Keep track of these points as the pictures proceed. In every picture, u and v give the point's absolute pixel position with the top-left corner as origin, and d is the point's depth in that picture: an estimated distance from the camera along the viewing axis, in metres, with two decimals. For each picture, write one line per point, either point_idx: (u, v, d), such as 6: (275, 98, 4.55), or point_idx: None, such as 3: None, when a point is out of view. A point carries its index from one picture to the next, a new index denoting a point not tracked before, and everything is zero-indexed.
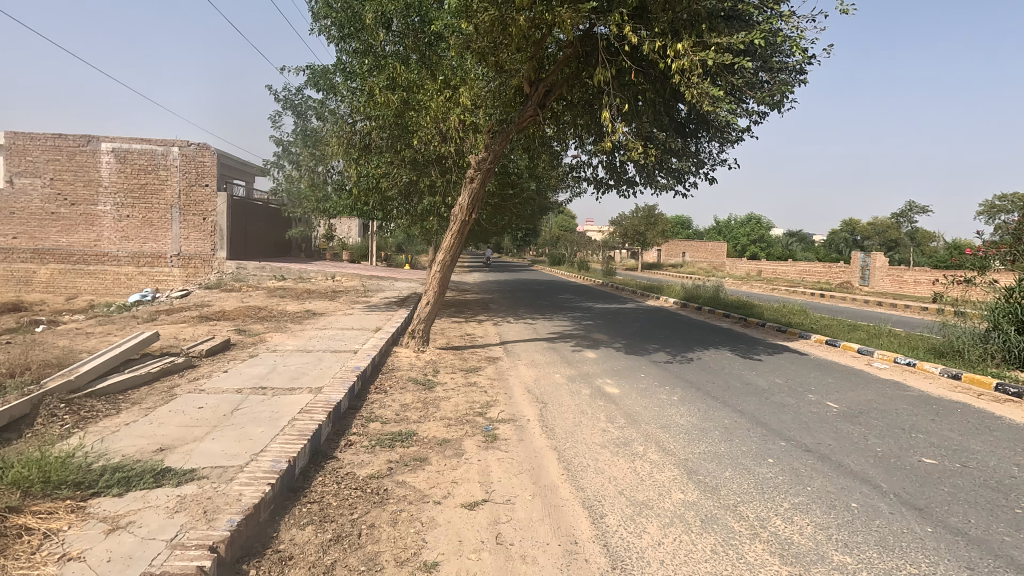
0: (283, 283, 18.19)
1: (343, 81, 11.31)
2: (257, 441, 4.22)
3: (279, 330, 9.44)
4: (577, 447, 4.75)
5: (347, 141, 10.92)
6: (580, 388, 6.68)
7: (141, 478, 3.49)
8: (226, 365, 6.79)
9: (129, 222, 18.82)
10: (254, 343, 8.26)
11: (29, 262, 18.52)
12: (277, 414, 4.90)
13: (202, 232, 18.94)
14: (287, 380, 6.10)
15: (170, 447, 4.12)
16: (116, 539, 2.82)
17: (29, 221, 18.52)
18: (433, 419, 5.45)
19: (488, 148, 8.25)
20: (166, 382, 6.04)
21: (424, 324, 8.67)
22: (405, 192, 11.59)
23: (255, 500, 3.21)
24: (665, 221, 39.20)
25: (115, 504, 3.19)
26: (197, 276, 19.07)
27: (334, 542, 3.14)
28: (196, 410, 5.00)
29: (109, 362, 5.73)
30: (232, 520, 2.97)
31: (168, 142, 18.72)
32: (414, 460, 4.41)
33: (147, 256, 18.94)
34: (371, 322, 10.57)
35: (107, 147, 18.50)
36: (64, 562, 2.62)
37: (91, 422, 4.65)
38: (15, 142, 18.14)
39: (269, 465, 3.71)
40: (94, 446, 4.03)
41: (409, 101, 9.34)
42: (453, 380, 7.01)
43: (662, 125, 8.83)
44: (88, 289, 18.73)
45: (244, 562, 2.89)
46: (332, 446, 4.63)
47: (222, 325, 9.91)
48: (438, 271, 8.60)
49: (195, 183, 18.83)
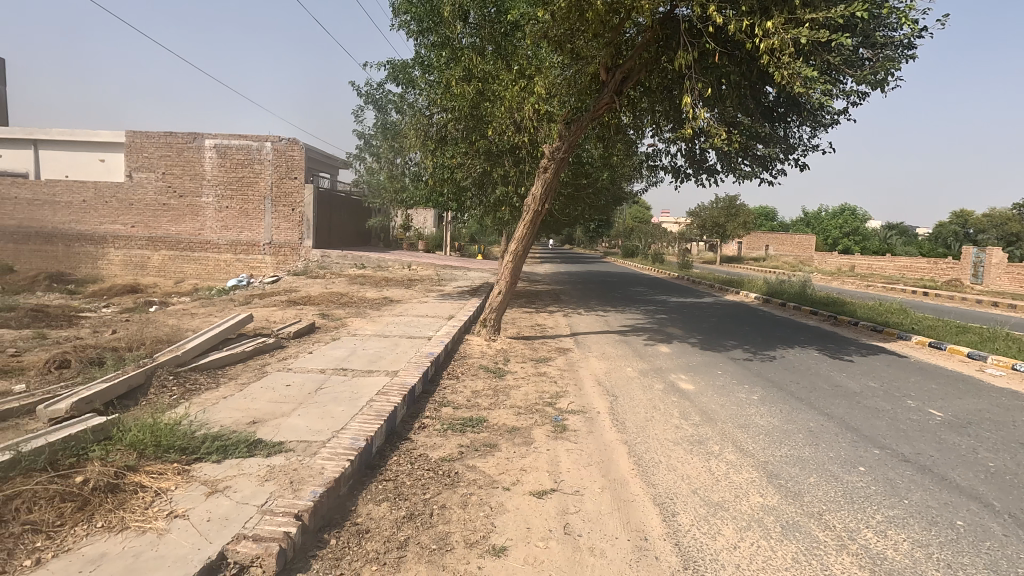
0: (363, 270, 19.08)
1: (421, 74, 11.61)
2: (338, 419, 4.45)
3: (359, 315, 9.94)
4: (649, 442, 4.63)
5: (425, 133, 11.09)
6: (652, 383, 6.51)
7: (236, 447, 3.79)
8: (311, 347, 7.22)
9: (227, 213, 20.35)
10: (335, 327, 8.71)
11: (145, 248, 20.49)
12: (356, 395, 5.15)
13: (291, 222, 20.23)
14: (365, 363, 6.38)
15: (262, 420, 4.43)
16: (214, 501, 3.07)
17: (146, 212, 20.44)
18: (503, 406, 5.51)
19: (563, 137, 8.17)
20: (259, 360, 6.50)
21: (496, 313, 8.71)
22: (478, 183, 11.67)
23: (336, 474, 3.41)
24: (748, 212, 37.30)
25: (214, 470, 3.47)
26: (286, 264, 20.35)
27: (407, 519, 3.26)
28: (284, 387, 5.35)
29: (209, 340, 6.23)
30: (315, 491, 3.16)
31: (261, 138, 20.07)
32: (484, 445, 4.48)
33: (243, 244, 20.46)
34: (445, 310, 10.83)
35: (210, 143, 20.10)
36: (171, 518, 2.88)
37: (195, 394, 5.10)
38: (134, 140, 20.07)
39: (348, 442, 3.91)
40: (198, 416, 4.41)
41: (484, 92, 9.59)
42: (523, 369, 7.05)
43: (748, 111, 8.44)
44: (193, 274, 20.50)
45: (325, 531, 3.06)
46: (407, 427, 4.81)
47: (308, 309, 10.49)
48: (510, 261, 8.63)
49: (285, 177, 20.12)
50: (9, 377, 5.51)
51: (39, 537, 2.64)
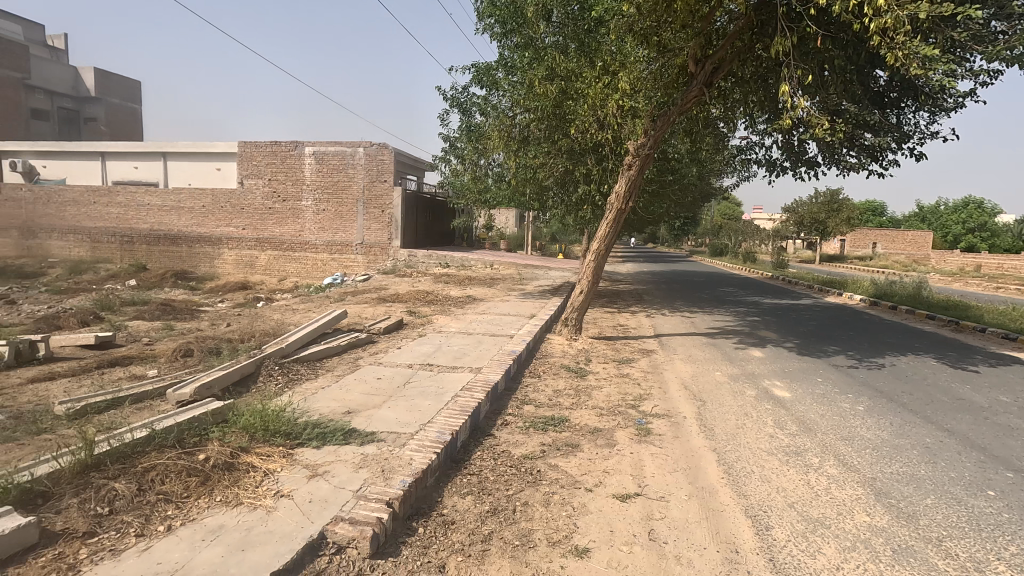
0: (447, 269, 19.68)
1: (505, 76, 11.79)
2: (426, 413, 4.63)
3: (444, 312, 10.26)
4: (740, 451, 4.41)
5: (506, 134, 10.92)
6: (742, 389, 6.18)
7: (334, 435, 4.04)
8: (400, 342, 7.55)
9: (324, 216, 21.74)
10: (422, 323, 9.04)
11: (253, 249, 22.37)
12: (442, 389, 5.32)
13: (381, 223, 21.27)
14: (451, 359, 6.58)
15: (356, 410, 4.69)
16: (314, 484, 3.30)
17: (254, 215, 22.30)
18: (585, 407, 5.47)
19: (648, 132, 7.94)
20: (353, 353, 6.90)
21: (578, 312, 8.66)
22: (561, 182, 11.59)
23: (424, 465, 3.54)
24: (852, 207, 34.43)
25: (315, 454, 3.74)
26: (376, 263, 21.41)
27: (491, 514, 3.33)
28: (375, 380, 5.65)
29: (309, 333, 6.71)
30: (404, 481, 3.30)
31: (355, 144, 21.22)
32: (566, 445, 4.47)
33: (338, 245, 21.76)
34: (527, 308, 10.92)
35: (309, 150, 21.57)
36: (278, 497, 3.12)
37: (297, 383, 5.50)
38: (245, 150, 21.95)
39: (435, 435, 4.04)
40: (300, 404, 4.76)
41: (567, 90, 9.60)
42: (605, 370, 6.96)
43: (854, 99, 7.82)
44: (294, 272, 22.12)
45: (414, 520, 3.19)
46: (490, 423, 4.90)
47: (397, 307, 10.98)
48: (592, 260, 8.53)
49: (376, 180, 21.17)
50: (144, 364, 6.22)
51: (170, 506, 2.97)
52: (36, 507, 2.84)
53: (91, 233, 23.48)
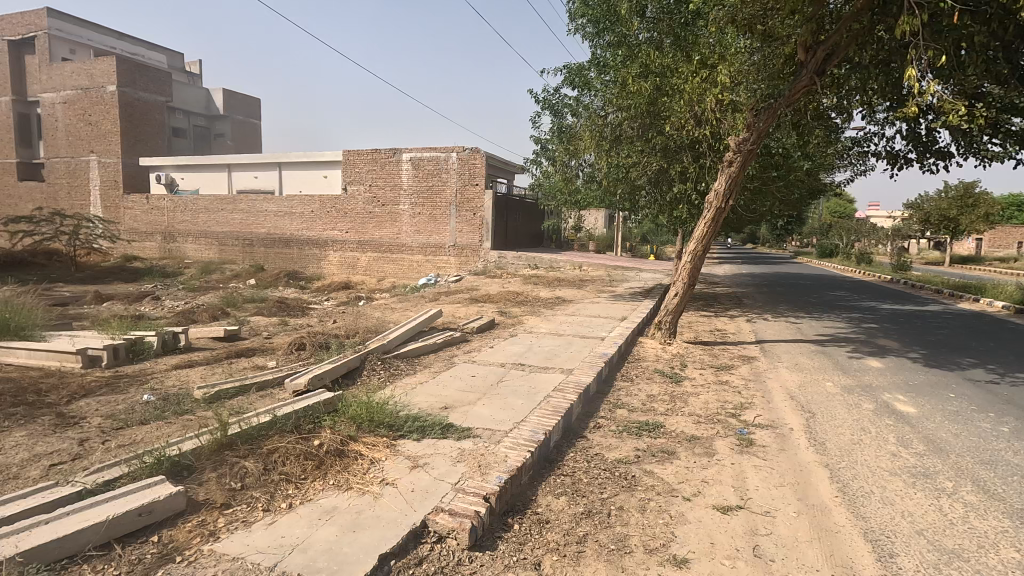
0: (536, 270, 19.82)
1: (597, 76, 11.71)
2: (519, 412, 4.70)
3: (534, 313, 10.35)
4: (857, 469, 4.06)
5: (599, 134, 10.87)
6: (858, 401, 5.68)
7: (433, 428, 4.22)
8: (493, 341, 7.72)
9: (420, 219, 22.70)
10: (513, 324, 9.18)
11: (356, 251, 23.85)
12: (534, 389, 5.37)
13: (473, 226, 21.85)
14: (542, 359, 6.63)
15: (453, 406, 4.86)
16: (416, 475, 3.46)
17: (357, 219, 23.77)
18: (681, 413, 5.28)
19: (751, 127, 7.51)
20: (448, 351, 7.15)
21: (672, 315, 8.38)
22: (653, 181, 11.06)
23: (519, 463, 3.59)
24: (992, 202, 30.45)
25: (416, 446, 3.92)
26: (467, 264, 22.03)
27: (585, 516, 3.31)
28: (470, 378, 5.81)
29: (408, 331, 7.04)
30: (500, 477, 3.37)
31: (449, 149, 21.96)
32: (662, 451, 4.34)
33: (432, 247, 22.63)
34: (618, 311, 10.74)
35: (406, 157, 22.61)
36: (384, 484, 3.31)
37: (398, 378, 5.80)
38: (349, 158, 23.45)
39: (529, 434, 4.09)
40: (401, 398, 5.02)
41: (662, 86, 9.42)
42: (702, 376, 6.68)
43: (1000, 79, 6.96)
44: (392, 273, 23.31)
45: (509, 516, 3.25)
46: (582, 426, 4.88)
47: (489, 307, 11.24)
48: (688, 262, 8.21)
49: (468, 183, 21.77)
50: (265, 356, 6.85)
51: (290, 486, 3.25)
52: (182, 479, 3.23)
53: (218, 237, 26.20)
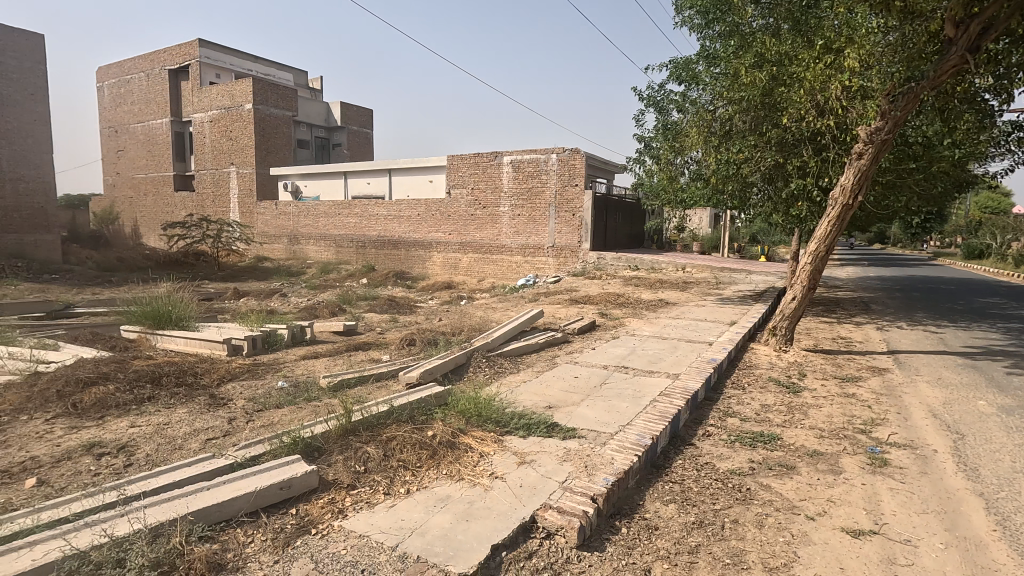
0: (637, 272, 19.35)
1: (706, 69, 11.27)
2: (624, 415, 4.62)
3: (636, 316, 10.12)
4: (1020, 501, 3.53)
5: (707, 129, 10.41)
6: (1019, 424, 4.94)
7: (538, 426, 4.26)
8: (594, 343, 7.67)
9: (519, 221, 23.05)
10: (614, 326, 9.05)
11: (458, 252, 24.73)
12: (639, 393, 5.26)
13: (571, 227, 21.79)
14: (646, 363, 6.46)
15: (556, 406, 4.89)
16: (523, 470, 3.53)
17: (459, 222, 24.64)
18: (801, 426, 4.90)
19: (885, 115, 6.82)
20: (550, 351, 7.20)
21: (789, 320, 7.80)
22: (767, 177, 10.21)
23: (626, 466, 3.53)
24: None
25: (522, 443, 4.00)
26: (566, 265, 22.01)
27: (697, 526, 3.19)
28: (573, 378, 5.81)
29: (511, 330, 7.20)
30: (607, 479, 3.34)
31: (548, 151, 22.07)
32: (780, 465, 4.07)
33: (531, 248, 22.87)
34: (726, 315, 10.20)
35: (507, 159, 23.05)
36: (493, 478, 3.41)
37: (502, 376, 5.93)
38: (453, 162, 24.35)
39: (635, 438, 4.01)
40: (507, 396, 5.13)
41: (778, 76, 9.02)
42: (824, 387, 6.15)
43: None
44: (491, 274, 23.89)
45: (617, 519, 3.21)
46: (690, 433, 4.70)
47: (589, 308, 11.17)
48: (809, 263, 7.58)
49: (568, 184, 21.75)
50: (379, 350, 7.32)
51: (407, 472, 3.45)
52: (314, 459, 3.55)
53: (336, 240, 28.39)
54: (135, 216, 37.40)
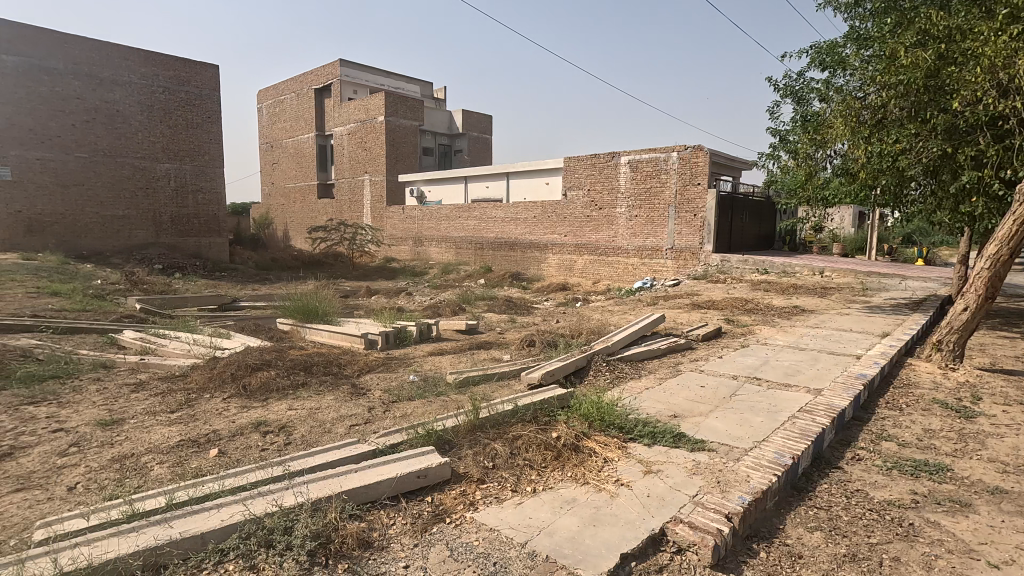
0: (766, 276, 17.98)
1: (856, 53, 10.28)
2: (759, 430, 4.31)
3: (767, 323, 9.41)
4: None
5: (853, 118, 9.38)
6: None
7: (663, 436, 4.12)
8: (721, 351, 7.25)
9: (637, 222, 22.46)
10: (743, 333, 8.47)
11: (573, 253, 24.72)
12: (775, 407, 4.88)
13: (693, 227, 20.80)
14: (782, 375, 5.98)
15: (683, 416, 4.69)
16: (650, 480, 3.43)
17: (575, 223, 24.61)
18: (977, 458, 4.23)
19: None
20: (673, 358, 6.94)
21: (959, 335, 6.76)
22: (931, 168, 8.64)
23: (763, 485, 3.30)
24: None
25: (647, 451, 3.89)
26: (686, 267, 21.04)
27: (849, 560, 2.88)
28: (699, 388, 5.54)
29: (632, 335, 7.05)
30: (743, 498, 3.14)
31: (669, 149, 21.26)
32: (952, 501, 3.54)
33: (648, 249, 22.18)
34: (876, 325, 9.11)
35: (625, 160, 22.59)
36: (619, 485, 3.36)
37: (623, 381, 5.83)
38: (570, 164, 24.39)
39: (773, 456, 3.73)
40: (629, 401, 5.03)
41: (946, 55, 8.10)
42: (1006, 414, 5.26)
43: None
44: (607, 275, 23.57)
45: (754, 542, 3.01)
46: (836, 455, 4.27)
47: (713, 314, 10.59)
48: (988, 271, 6.50)
49: (689, 183, 20.78)
50: (501, 349, 7.54)
51: (532, 472, 3.52)
52: (446, 451, 3.75)
53: (456, 241, 29.74)
54: (285, 221, 42.13)
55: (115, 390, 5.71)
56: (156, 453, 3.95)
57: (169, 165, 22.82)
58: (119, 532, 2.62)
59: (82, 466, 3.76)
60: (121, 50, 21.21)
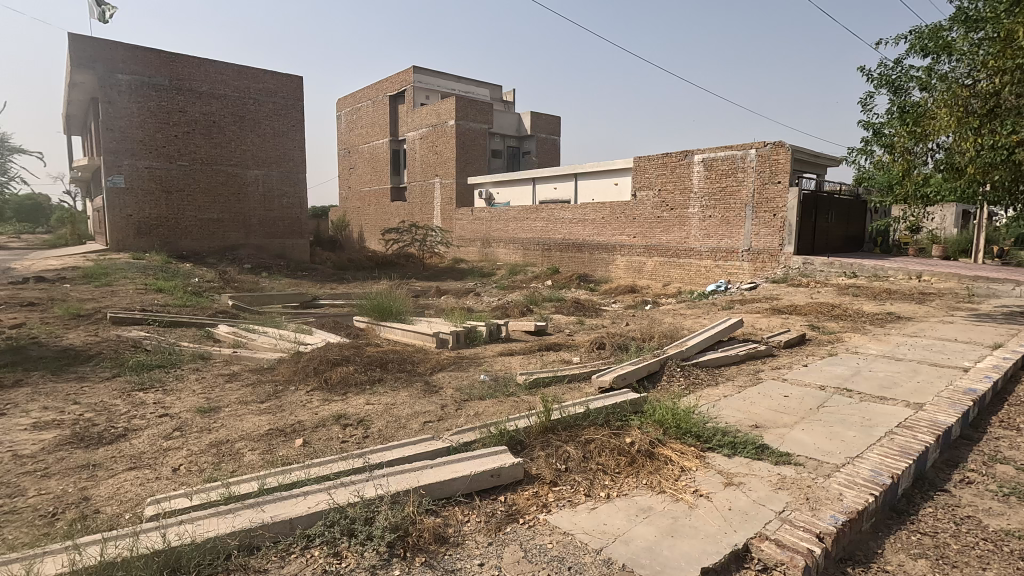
0: (854, 280, 16.76)
1: (963, 36, 9.42)
2: (852, 445, 4.01)
3: (857, 330, 8.75)
4: None
5: (961, 110, 8.72)
6: None
7: (744, 446, 3.92)
8: (806, 359, 6.82)
9: (710, 222, 21.62)
10: (830, 341, 7.93)
11: (642, 255, 24.17)
12: (869, 422, 4.52)
13: (772, 228, 19.75)
14: (876, 388, 5.53)
15: (765, 426, 4.44)
16: (731, 492, 3.27)
17: (644, 224, 24.05)
18: None
19: None
20: (752, 365, 6.61)
21: None
22: None
23: (859, 505, 3.06)
24: None
25: (727, 462, 3.72)
26: (764, 270, 20.00)
27: None
28: (782, 397, 5.23)
29: (707, 340, 6.77)
30: (836, 517, 2.93)
31: (746, 146, 20.30)
32: None
33: (723, 251, 21.28)
34: (987, 335, 8.24)
35: (698, 158, 21.82)
36: (697, 496, 3.23)
37: (699, 388, 5.61)
38: (640, 164, 23.88)
39: (869, 474, 3.46)
40: (706, 409, 4.83)
41: None
42: None
43: None
44: (678, 278, 22.84)
45: (849, 566, 2.80)
46: (942, 476, 3.89)
47: (795, 319, 9.99)
48: None
49: (768, 182, 19.74)
50: (570, 351, 7.48)
51: (606, 477, 3.46)
52: (518, 452, 3.76)
53: (523, 243, 29.89)
54: (361, 223, 44.00)
55: (212, 380, 6.17)
56: (249, 440, 4.22)
57: (258, 172, 24.43)
58: (218, 513, 2.82)
59: (185, 449, 4.08)
60: (217, 66, 22.92)
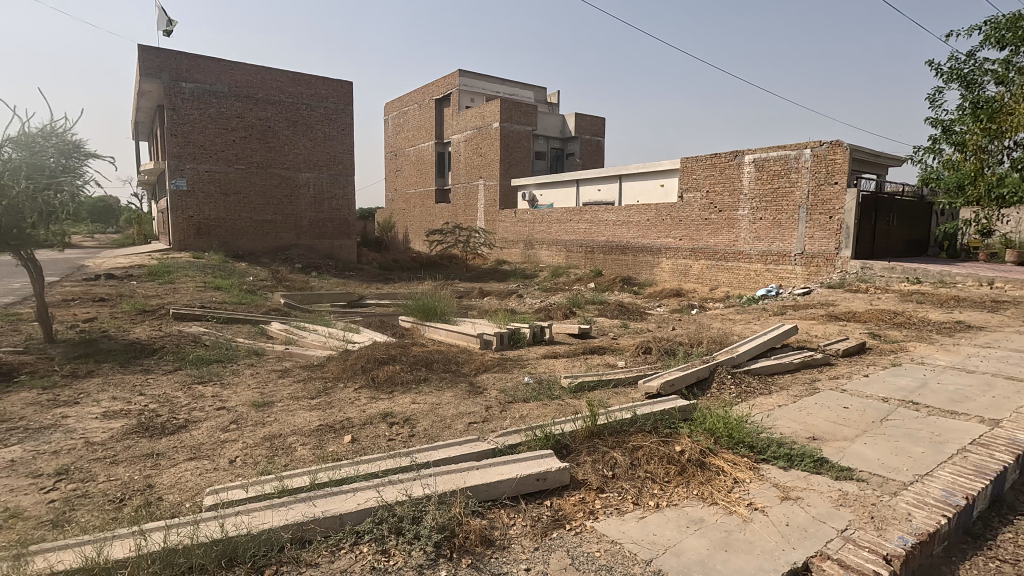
0: (918, 286, 15.84)
1: None
2: (920, 462, 3.76)
3: (922, 339, 8.25)
4: None
5: None
6: None
7: (801, 459, 3.74)
8: (867, 369, 6.47)
9: (761, 225, 20.91)
10: (893, 351, 7.49)
11: (689, 258, 23.62)
12: (940, 438, 4.23)
13: (827, 231, 18.92)
14: (945, 401, 5.18)
15: (824, 438, 4.23)
16: (788, 507, 3.13)
17: (691, 226, 23.50)
18: None
19: None
20: (807, 374, 6.33)
21: None
22: None
23: (930, 527, 2.87)
24: None
25: (783, 475, 3.56)
26: (818, 275, 19.18)
27: None
28: (842, 409, 4.97)
29: (760, 346, 6.53)
30: (905, 538, 2.76)
31: (801, 145, 19.53)
32: None
33: (774, 254, 20.54)
34: None
35: (749, 159, 21.16)
36: (752, 509, 3.10)
37: (751, 397, 5.41)
38: (687, 164, 23.36)
39: (940, 494, 3.23)
40: (760, 419, 4.64)
41: None
42: None
43: None
44: (725, 282, 22.19)
45: None
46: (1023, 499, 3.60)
47: (854, 327, 9.51)
48: None
49: (824, 183, 18.92)
50: (614, 355, 7.36)
51: (654, 485, 3.37)
52: (564, 456, 3.72)
53: (566, 245, 29.74)
54: (406, 225, 44.80)
55: (265, 375, 6.40)
56: (300, 435, 4.34)
57: (310, 175, 25.27)
58: (272, 505, 2.89)
59: (241, 442, 4.23)
60: (273, 73, 23.81)
